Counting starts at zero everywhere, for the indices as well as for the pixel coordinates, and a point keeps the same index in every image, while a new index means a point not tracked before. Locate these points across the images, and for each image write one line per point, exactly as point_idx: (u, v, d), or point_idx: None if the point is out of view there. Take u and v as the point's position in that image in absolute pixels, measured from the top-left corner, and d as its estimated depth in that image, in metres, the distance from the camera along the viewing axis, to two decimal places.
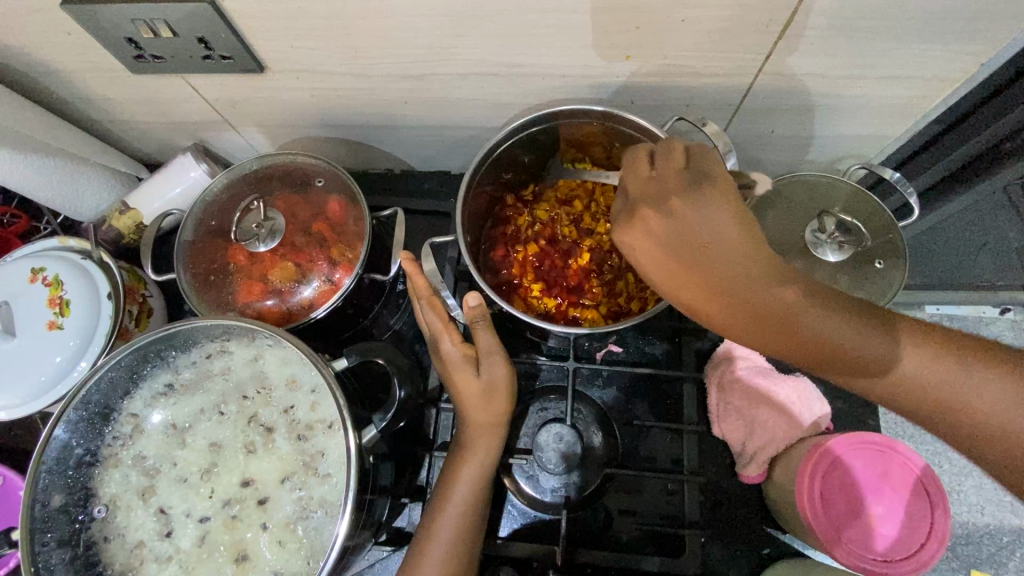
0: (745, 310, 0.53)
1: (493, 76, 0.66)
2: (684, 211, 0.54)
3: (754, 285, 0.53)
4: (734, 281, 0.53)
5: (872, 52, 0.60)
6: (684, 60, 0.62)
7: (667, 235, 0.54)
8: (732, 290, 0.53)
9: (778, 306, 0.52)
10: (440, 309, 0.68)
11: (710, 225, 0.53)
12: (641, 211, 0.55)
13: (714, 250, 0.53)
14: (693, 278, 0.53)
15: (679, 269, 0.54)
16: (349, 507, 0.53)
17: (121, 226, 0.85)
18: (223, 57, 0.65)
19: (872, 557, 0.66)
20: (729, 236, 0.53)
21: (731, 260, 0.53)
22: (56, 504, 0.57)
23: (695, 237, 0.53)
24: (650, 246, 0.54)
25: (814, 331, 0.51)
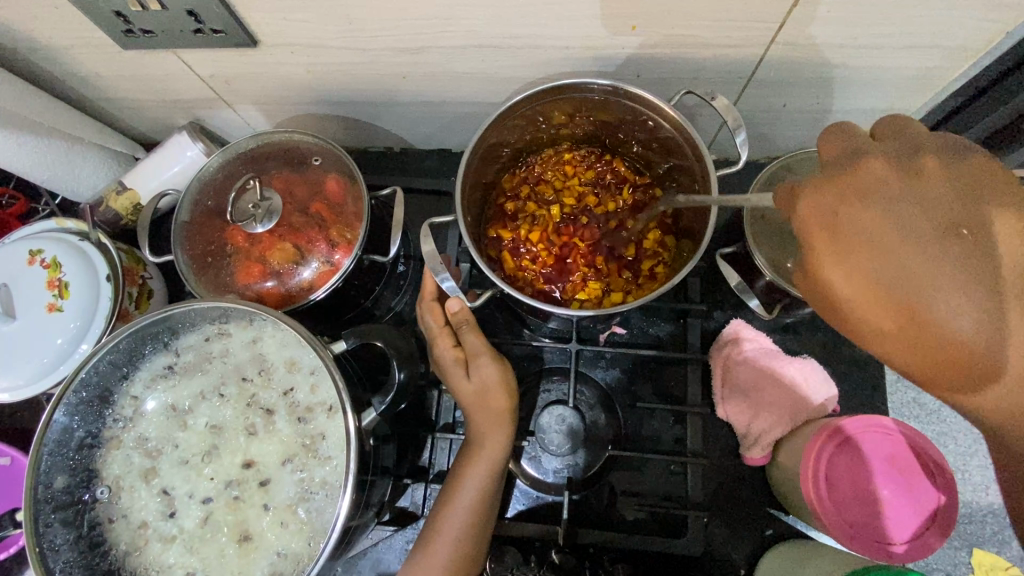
0: (934, 342, 0.42)
1: (493, 48, 0.64)
2: (920, 217, 0.43)
3: (976, 326, 0.41)
4: (950, 312, 0.41)
5: (892, 19, 0.57)
6: (694, 29, 0.59)
7: (886, 246, 0.43)
8: (949, 333, 0.41)
9: (984, 357, 0.41)
10: (438, 313, 0.70)
11: (920, 224, 0.42)
12: (838, 208, 0.45)
13: (951, 275, 0.41)
14: (887, 299, 0.43)
15: (880, 288, 0.43)
16: (350, 489, 0.53)
17: (117, 208, 0.84)
18: (214, 31, 0.62)
19: (880, 541, 0.66)
20: (942, 264, 0.41)
21: (960, 287, 0.41)
22: (59, 485, 0.57)
23: (932, 255, 0.41)
24: (860, 250, 0.44)
25: (1006, 390, 0.42)
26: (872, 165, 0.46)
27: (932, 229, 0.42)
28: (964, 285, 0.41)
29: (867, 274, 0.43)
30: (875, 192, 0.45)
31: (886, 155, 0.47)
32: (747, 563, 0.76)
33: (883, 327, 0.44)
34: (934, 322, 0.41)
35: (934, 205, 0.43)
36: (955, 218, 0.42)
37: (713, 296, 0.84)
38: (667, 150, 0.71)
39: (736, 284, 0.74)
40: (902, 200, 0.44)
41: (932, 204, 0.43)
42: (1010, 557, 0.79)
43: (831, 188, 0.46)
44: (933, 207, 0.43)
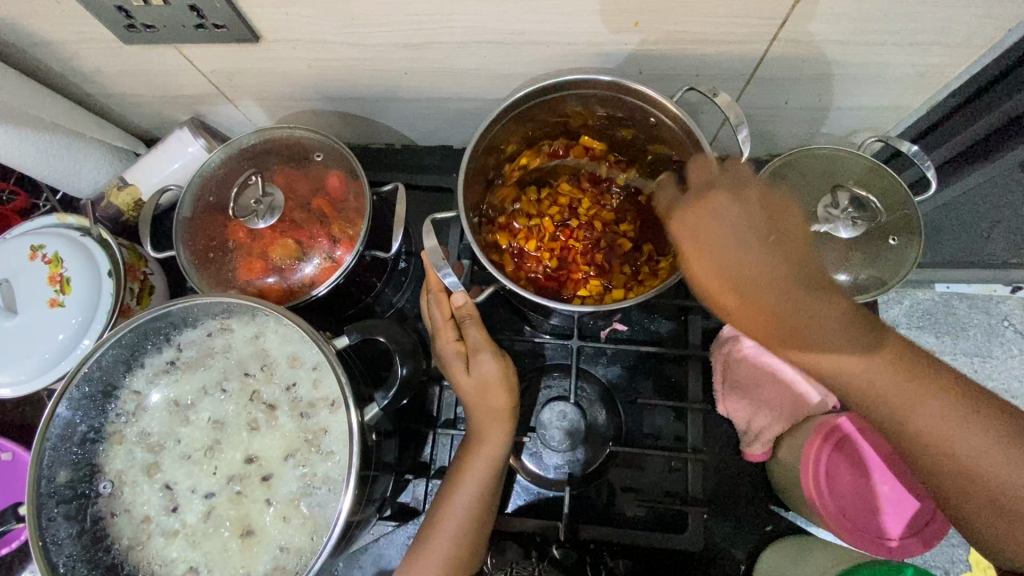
0: (763, 319, 0.56)
1: (495, 44, 0.64)
2: (747, 226, 0.57)
3: (786, 298, 0.55)
4: (772, 291, 0.55)
5: (893, 16, 0.57)
6: (695, 26, 0.59)
7: (730, 248, 0.57)
8: (773, 305, 0.56)
9: (797, 318, 0.55)
10: (445, 305, 0.69)
11: (741, 234, 0.57)
12: (697, 222, 0.58)
13: (766, 263, 0.56)
14: (730, 284, 0.57)
15: (733, 279, 0.57)
16: (352, 483, 0.53)
17: (120, 203, 0.84)
18: (216, 26, 0.62)
19: (880, 537, 0.66)
20: (755, 265, 0.56)
21: (775, 272, 0.56)
22: (62, 479, 0.57)
23: (758, 253, 0.56)
24: (712, 254, 0.57)
25: (823, 346, 0.55)
26: (713, 190, 0.58)
27: (759, 241, 0.56)
28: (768, 276, 0.56)
29: (713, 267, 0.57)
30: (719, 205, 0.57)
31: (729, 182, 0.59)
32: (747, 559, 0.76)
33: (730, 303, 0.57)
34: (757, 301, 0.56)
35: (754, 225, 0.57)
36: (769, 227, 0.57)
37: None
38: (669, 146, 0.71)
39: None
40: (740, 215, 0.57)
41: (756, 215, 0.57)
42: None
43: (693, 207, 0.59)
44: (757, 220, 0.57)
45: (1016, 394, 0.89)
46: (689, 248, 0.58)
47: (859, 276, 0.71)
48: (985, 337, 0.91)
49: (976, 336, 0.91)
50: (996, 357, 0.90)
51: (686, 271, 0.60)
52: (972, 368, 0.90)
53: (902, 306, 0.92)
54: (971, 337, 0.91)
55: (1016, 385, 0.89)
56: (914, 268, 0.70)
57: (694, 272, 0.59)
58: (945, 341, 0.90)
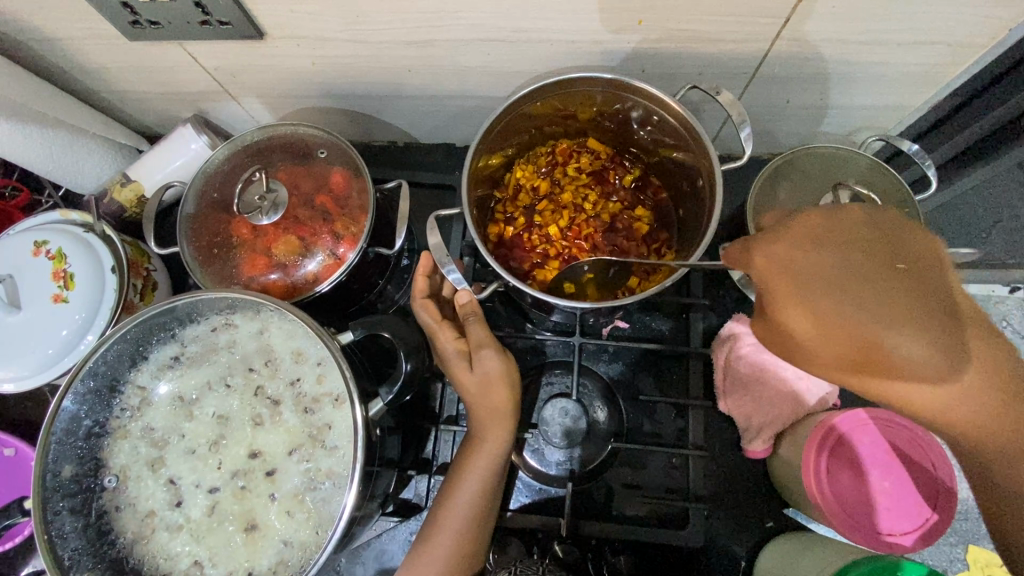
0: (876, 371, 0.46)
1: (499, 42, 0.64)
2: (860, 261, 0.46)
3: (915, 349, 0.44)
4: (900, 341, 0.44)
5: (894, 16, 0.57)
6: (698, 24, 0.60)
7: (839, 288, 0.46)
8: (902, 360, 0.44)
9: (927, 375, 0.45)
10: (433, 310, 0.70)
11: (859, 262, 0.46)
12: (793, 255, 0.49)
13: (894, 306, 0.44)
14: (838, 332, 0.46)
15: (842, 329, 0.46)
16: (357, 478, 0.53)
17: (123, 199, 0.85)
18: (221, 23, 0.62)
19: (880, 534, 0.67)
20: (870, 306, 0.45)
21: (899, 320, 0.44)
22: (66, 474, 0.57)
23: (878, 290, 0.45)
24: (806, 294, 0.47)
25: (941, 406, 0.46)
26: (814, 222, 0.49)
27: (877, 274, 0.45)
28: (893, 322, 0.44)
29: (807, 306, 0.48)
30: (817, 230, 0.48)
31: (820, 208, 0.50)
32: (748, 556, 0.77)
33: (836, 356, 0.47)
34: (871, 349, 0.45)
35: (867, 256, 0.46)
36: (892, 253, 0.45)
37: (715, 291, 0.84)
38: (671, 144, 0.71)
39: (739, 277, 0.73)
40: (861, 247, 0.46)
41: (866, 245, 0.46)
42: None
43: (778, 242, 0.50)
44: (870, 250, 0.46)
45: None
46: (773, 283, 0.50)
47: None
48: None
49: None
50: None
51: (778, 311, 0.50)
52: None
53: None
54: None
55: None
56: None
57: (780, 307, 0.50)
58: None
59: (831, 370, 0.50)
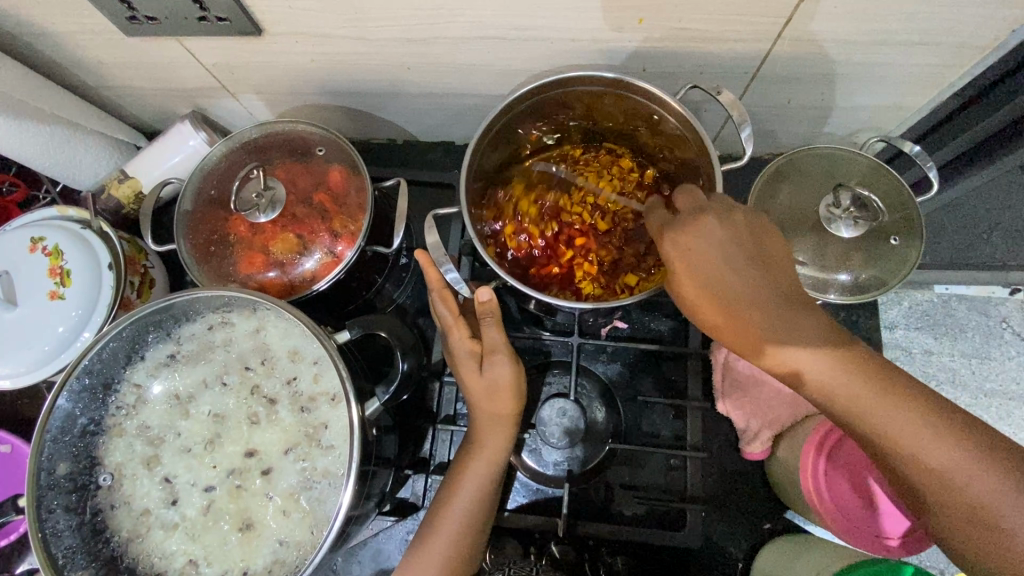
0: (745, 335, 0.56)
1: (499, 39, 0.64)
2: (734, 248, 0.57)
3: (769, 315, 0.56)
4: (755, 307, 0.56)
5: (898, 15, 0.57)
6: (700, 23, 0.59)
7: (720, 265, 0.57)
8: (762, 316, 0.56)
9: (775, 331, 0.55)
10: (451, 304, 0.67)
11: (731, 242, 0.57)
12: (689, 241, 0.57)
13: (748, 290, 0.56)
14: (717, 302, 0.57)
15: (717, 298, 0.57)
16: (352, 478, 0.53)
17: (120, 196, 0.84)
18: (218, 19, 0.62)
19: (877, 535, 0.67)
20: (730, 284, 0.56)
21: (756, 290, 0.56)
22: (61, 472, 0.57)
23: (744, 269, 0.57)
24: (697, 271, 0.57)
25: (798, 360, 0.55)
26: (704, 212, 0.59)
27: (746, 259, 0.57)
28: (748, 296, 0.56)
29: (687, 274, 0.57)
30: (711, 220, 0.57)
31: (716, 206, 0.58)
32: (745, 557, 0.76)
33: (729, 332, 0.57)
34: (736, 312, 0.56)
35: (740, 248, 0.57)
36: (752, 241, 0.58)
37: None
38: (671, 143, 0.71)
39: None
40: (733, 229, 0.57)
41: (742, 240, 0.57)
42: None
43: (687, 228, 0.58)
44: (743, 242, 0.57)
45: (1012, 395, 0.89)
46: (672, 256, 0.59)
47: (860, 276, 0.72)
48: (984, 338, 0.91)
49: (974, 337, 0.91)
50: (994, 360, 0.90)
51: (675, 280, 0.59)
52: (970, 369, 0.90)
53: (901, 307, 0.91)
54: (968, 339, 0.91)
55: (1011, 386, 0.89)
56: (915, 268, 0.71)
57: (675, 279, 0.58)
58: (944, 341, 0.91)
59: (714, 329, 0.58)
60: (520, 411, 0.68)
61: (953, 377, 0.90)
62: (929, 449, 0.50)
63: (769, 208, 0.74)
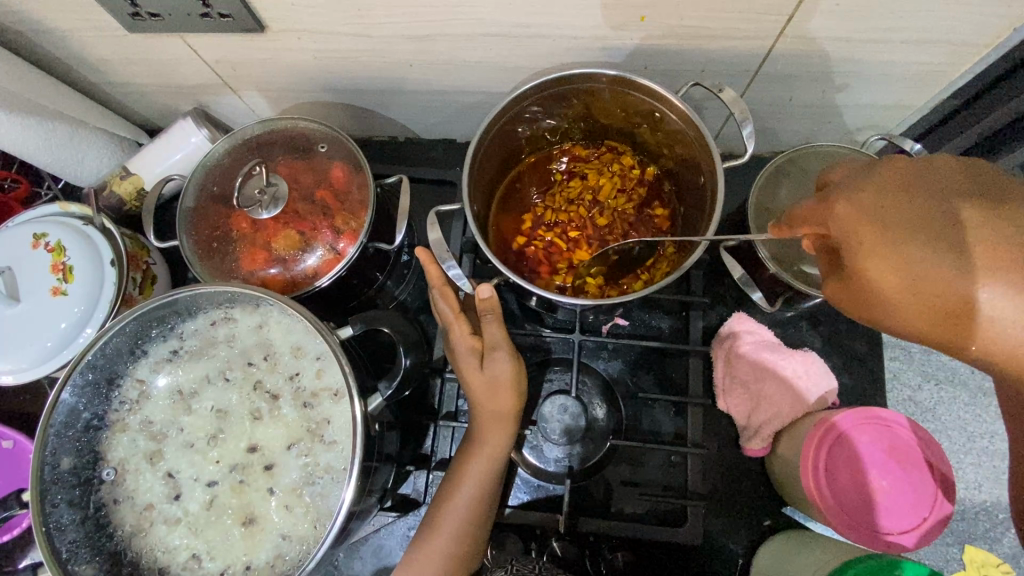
0: (936, 311, 0.42)
1: (501, 37, 0.64)
2: (942, 199, 0.43)
3: (1019, 261, 0.40)
4: (965, 270, 0.40)
5: (899, 14, 0.57)
6: (701, 21, 0.59)
7: (921, 227, 0.42)
8: (937, 270, 0.41)
9: (997, 284, 0.40)
10: (452, 300, 0.67)
11: (933, 191, 0.43)
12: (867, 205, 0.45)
13: (947, 249, 0.41)
14: (925, 282, 0.42)
15: (919, 279, 0.42)
16: (355, 473, 0.53)
17: (122, 192, 0.84)
18: (221, 15, 0.62)
19: (877, 532, 0.67)
20: (908, 243, 0.42)
21: (944, 243, 0.41)
22: (65, 466, 0.57)
23: (943, 218, 0.42)
24: (893, 235, 0.43)
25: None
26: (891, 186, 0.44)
27: (934, 208, 0.43)
28: (944, 261, 0.41)
29: (875, 238, 0.44)
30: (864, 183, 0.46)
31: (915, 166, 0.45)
32: (745, 554, 0.77)
33: (924, 317, 0.43)
34: (913, 280, 0.42)
35: (948, 205, 0.42)
36: (957, 183, 0.44)
37: (715, 290, 0.84)
38: (673, 142, 0.71)
39: (739, 277, 0.74)
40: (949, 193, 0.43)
41: (953, 187, 0.43)
42: (1001, 552, 0.81)
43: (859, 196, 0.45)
44: (967, 187, 0.43)
45: None
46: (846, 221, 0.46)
47: None
48: None
49: None
50: None
51: (862, 271, 0.45)
52: None
53: None
54: None
55: None
56: None
57: (860, 251, 0.44)
58: None
59: (907, 320, 0.44)
60: (520, 407, 0.68)
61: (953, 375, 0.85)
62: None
63: (771, 207, 0.74)
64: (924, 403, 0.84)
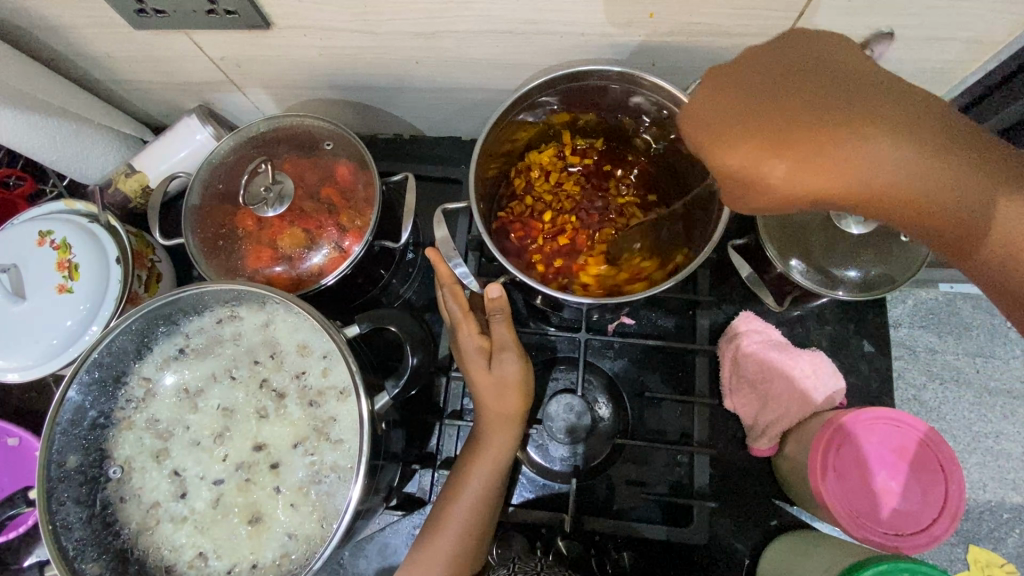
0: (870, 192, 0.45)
1: (507, 34, 0.63)
2: (772, 86, 0.46)
3: (868, 134, 0.43)
4: (852, 137, 0.44)
5: (910, 10, 0.56)
6: (710, 18, 0.59)
7: (795, 111, 0.45)
8: (835, 144, 0.44)
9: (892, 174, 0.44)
10: (460, 298, 0.67)
11: (756, 81, 0.47)
12: (707, 100, 0.50)
13: (844, 136, 0.44)
14: (824, 162, 0.44)
15: (808, 163, 0.44)
16: (361, 473, 0.53)
17: (127, 189, 0.84)
18: (227, 12, 0.62)
19: (888, 533, 0.66)
20: (827, 129, 0.44)
21: (847, 117, 0.44)
22: (72, 465, 0.57)
23: (857, 112, 0.44)
24: (733, 126, 0.47)
25: (968, 190, 0.43)
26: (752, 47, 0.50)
27: (772, 93, 0.46)
28: (855, 144, 0.44)
29: (748, 132, 0.46)
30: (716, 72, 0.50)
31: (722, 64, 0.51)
32: (751, 554, 0.76)
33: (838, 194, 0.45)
34: (844, 170, 0.44)
35: (770, 89, 0.46)
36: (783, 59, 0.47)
37: (721, 289, 0.84)
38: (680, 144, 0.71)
39: (746, 275, 0.79)
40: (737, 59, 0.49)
41: (794, 70, 0.46)
42: (1006, 553, 0.81)
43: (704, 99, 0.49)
44: (787, 56, 0.47)
45: (1017, 394, 0.85)
46: (700, 118, 0.50)
47: (869, 273, 0.70)
48: (988, 337, 0.87)
49: (979, 336, 0.87)
50: (999, 359, 0.86)
51: (751, 170, 0.46)
52: (975, 368, 0.86)
53: (906, 305, 0.88)
54: None
55: (1016, 384, 0.85)
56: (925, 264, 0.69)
57: (725, 146, 0.47)
58: (949, 340, 0.87)
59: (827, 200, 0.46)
60: (527, 408, 0.68)
61: (958, 375, 0.86)
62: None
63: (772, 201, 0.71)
64: (929, 403, 0.85)
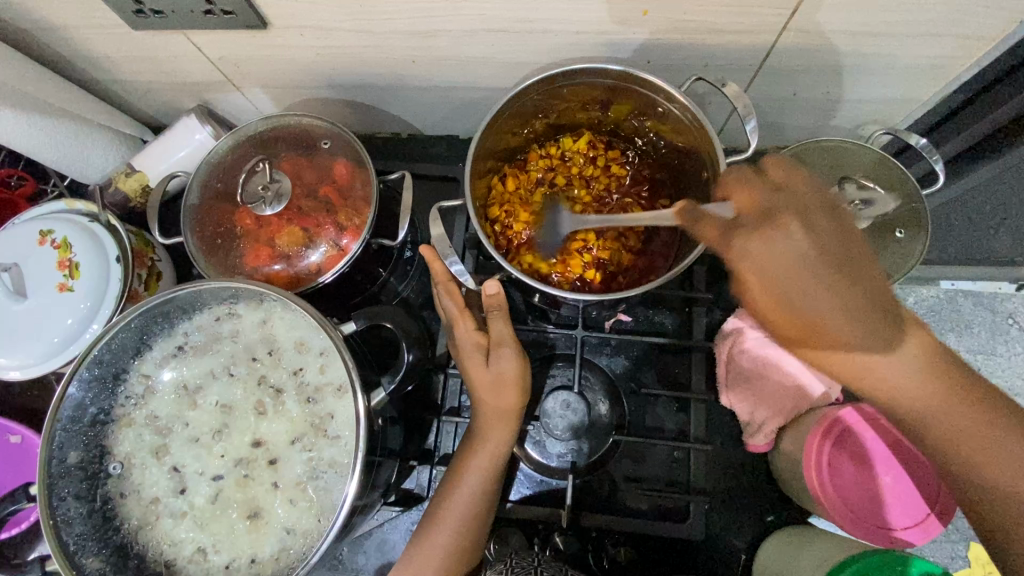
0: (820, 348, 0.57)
1: (503, 32, 0.64)
2: (803, 253, 0.55)
3: (851, 314, 0.55)
4: (835, 312, 0.55)
5: (904, 7, 0.56)
6: (704, 16, 0.59)
7: (804, 277, 0.55)
8: (816, 312, 0.56)
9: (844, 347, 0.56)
10: (457, 296, 0.67)
11: (794, 242, 0.55)
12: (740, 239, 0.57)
13: (829, 305, 0.55)
14: (801, 319, 0.57)
15: (793, 315, 0.57)
16: (358, 468, 0.53)
17: (127, 189, 0.85)
18: (224, 12, 0.62)
19: (880, 527, 0.67)
20: (819, 300, 0.55)
21: (840, 296, 0.55)
22: (72, 460, 0.58)
23: (849, 288, 0.55)
24: (757, 270, 0.56)
25: (893, 375, 0.56)
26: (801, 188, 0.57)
27: (798, 260, 0.55)
28: (825, 312, 0.55)
29: (758, 280, 0.56)
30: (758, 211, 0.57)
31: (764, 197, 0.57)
32: (748, 550, 0.77)
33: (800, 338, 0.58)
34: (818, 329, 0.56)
35: (795, 251, 0.55)
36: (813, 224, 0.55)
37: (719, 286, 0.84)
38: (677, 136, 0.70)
39: None
40: (800, 217, 0.55)
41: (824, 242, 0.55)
42: None
43: (758, 237, 0.56)
44: (828, 230, 0.55)
45: (1018, 391, 0.88)
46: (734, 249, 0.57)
47: None
48: (989, 334, 0.90)
49: (980, 333, 0.90)
50: (1001, 355, 0.89)
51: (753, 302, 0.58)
52: (976, 364, 0.89)
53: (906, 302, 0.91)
54: (975, 334, 0.90)
55: (1017, 382, 0.88)
56: (920, 260, 0.71)
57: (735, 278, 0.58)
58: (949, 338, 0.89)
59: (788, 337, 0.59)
60: (524, 404, 0.68)
61: None
62: (987, 451, 0.53)
63: None
64: None
